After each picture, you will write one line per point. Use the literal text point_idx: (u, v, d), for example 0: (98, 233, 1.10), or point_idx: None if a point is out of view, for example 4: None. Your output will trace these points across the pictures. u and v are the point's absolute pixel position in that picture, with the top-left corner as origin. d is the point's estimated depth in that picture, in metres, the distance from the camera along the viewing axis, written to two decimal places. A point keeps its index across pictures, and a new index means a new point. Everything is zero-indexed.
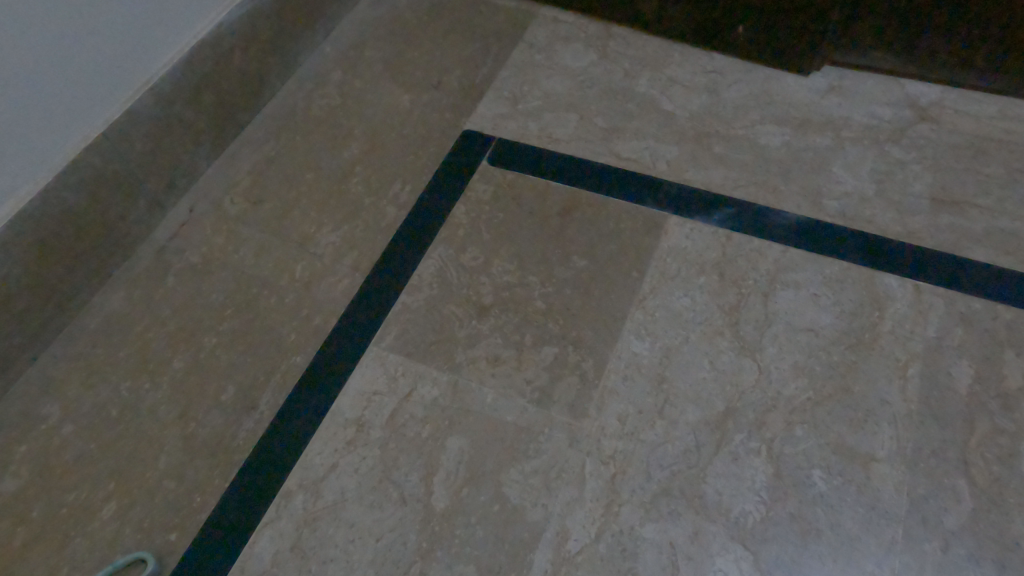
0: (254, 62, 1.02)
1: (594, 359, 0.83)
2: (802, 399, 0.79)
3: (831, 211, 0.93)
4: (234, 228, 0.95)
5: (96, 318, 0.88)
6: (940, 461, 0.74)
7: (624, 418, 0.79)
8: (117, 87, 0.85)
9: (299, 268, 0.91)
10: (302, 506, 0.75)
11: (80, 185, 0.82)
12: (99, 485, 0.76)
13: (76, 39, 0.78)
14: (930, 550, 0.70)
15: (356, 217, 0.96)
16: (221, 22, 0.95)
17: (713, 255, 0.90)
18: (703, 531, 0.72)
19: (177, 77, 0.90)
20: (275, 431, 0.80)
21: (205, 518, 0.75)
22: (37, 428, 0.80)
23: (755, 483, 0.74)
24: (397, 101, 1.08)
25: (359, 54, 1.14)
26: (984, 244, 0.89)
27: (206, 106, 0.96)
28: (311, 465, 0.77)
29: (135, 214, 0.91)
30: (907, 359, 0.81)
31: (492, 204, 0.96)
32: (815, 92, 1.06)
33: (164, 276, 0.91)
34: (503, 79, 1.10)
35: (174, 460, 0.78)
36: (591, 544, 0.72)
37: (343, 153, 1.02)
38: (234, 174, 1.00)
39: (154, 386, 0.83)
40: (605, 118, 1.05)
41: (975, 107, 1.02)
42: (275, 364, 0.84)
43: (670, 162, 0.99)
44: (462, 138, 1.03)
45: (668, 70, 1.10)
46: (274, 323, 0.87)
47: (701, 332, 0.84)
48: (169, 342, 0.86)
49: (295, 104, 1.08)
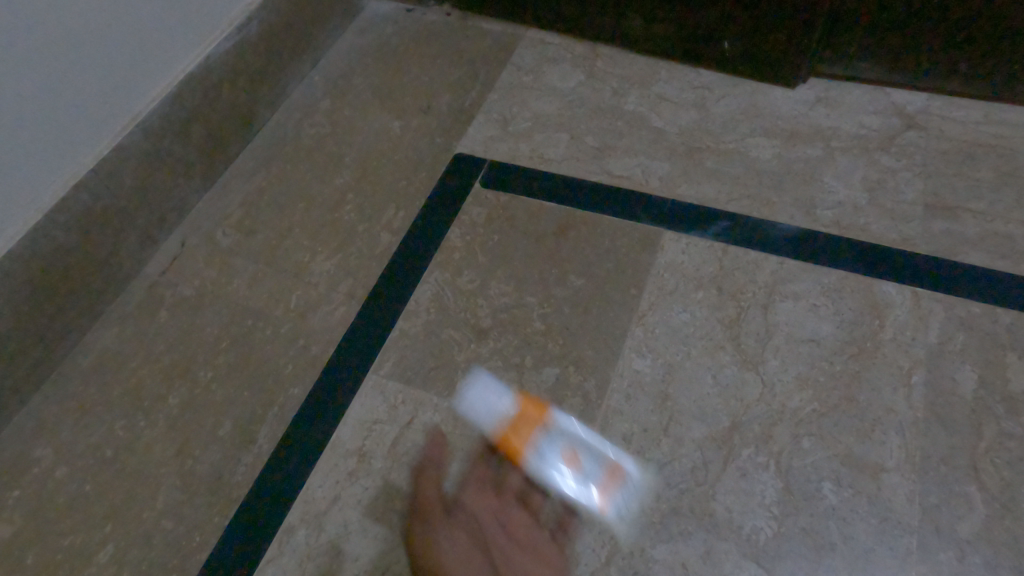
0: (242, 94, 1.02)
1: (597, 378, 0.82)
2: (808, 411, 0.78)
3: (825, 220, 0.93)
4: (227, 260, 0.94)
5: (88, 357, 0.86)
6: (950, 469, 0.74)
7: (630, 437, 0.78)
8: (105, 124, 0.84)
9: (294, 298, 0.90)
10: (305, 541, 0.73)
11: (69, 223, 0.81)
12: (95, 528, 0.74)
13: (63, 76, 0.77)
14: (946, 560, 0.69)
15: (350, 244, 0.95)
16: (208, 56, 0.95)
17: (710, 269, 0.90)
18: (715, 550, 0.71)
19: (165, 111, 0.90)
20: (275, 465, 0.78)
21: (206, 557, 0.73)
22: (30, 470, 0.78)
23: (766, 498, 0.73)
24: (387, 127, 1.08)
25: (347, 82, 1.15)
26: (979, 248, 0.89)
27: (195, 138, 0.96)
28: (312, 499, 0.76)
29: (126, 249, 0.90)
30: (910, 366, 0.80)
31: (486, 226, 0.96)
32: (802, 103, 1.06)
33: (157, 311, 0.90)
34: (492, 102, 1.11)
35: (172, 500, 0.76)
36: (602, 568, 0.71)
37: (335, 181, 1.02)
38: (226, 206, 1.00)
39: (150, 423, 0.81)
40: (596, 136, 1.05)
41: (961, 113, 1.03)
42: (273, 396, 0.83)
43: (663, 178, 0.99)
44: (454, 162, 1.03)
45: (656, 87, 1.11)
46: (270, 355, 0.86)
47: (702, 347, 0.84)
48: (164, 379, 0.84)
49: (285, 133, 1.08)
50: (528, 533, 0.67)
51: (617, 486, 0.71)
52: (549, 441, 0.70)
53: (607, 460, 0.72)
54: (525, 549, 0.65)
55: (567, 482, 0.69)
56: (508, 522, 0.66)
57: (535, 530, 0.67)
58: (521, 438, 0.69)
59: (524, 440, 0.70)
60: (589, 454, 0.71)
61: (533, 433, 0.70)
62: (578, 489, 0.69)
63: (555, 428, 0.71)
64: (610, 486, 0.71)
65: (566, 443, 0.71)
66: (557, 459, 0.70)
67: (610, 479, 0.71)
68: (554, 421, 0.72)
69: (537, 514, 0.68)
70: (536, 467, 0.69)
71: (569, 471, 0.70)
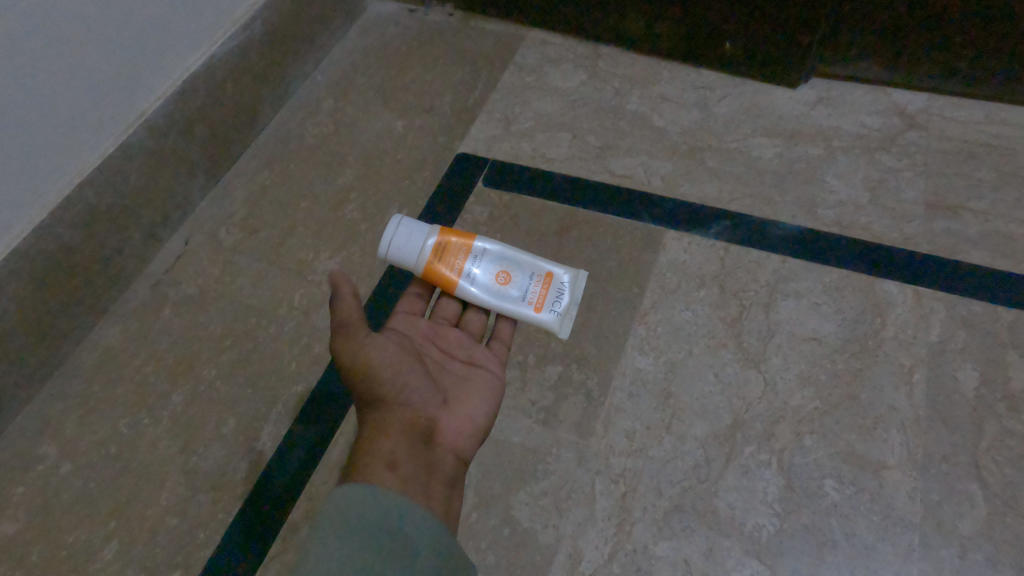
0: (245, 93, 1.03)
1: (599, 376, 0.82)
2: (810, 409, 0.78)
3: (827, 220, 0.94)
4: (231, 259, 0.95)
5: (92, 355, 0.87)
6: (951, 466, 0.74)
7: (632, 434, 0.78)
8: (110, 122, 0.85)
9: (297, 296, 0.91)
10: (309, 537, 0.74)
11: (75, 221, 0.82)
12: (99, 525, 0.75)
13: (69, 74, 0.78)
14: (948, 557, 0.69)
15: (353, 243, 0.96)
16: (213, 55, 0.95)
17: (712, 267, 0.90)
18: (718, 547, 0.71)
19: (170, 110, 0.90)
20: (278, 462, 0.78)
21: (210, 554, 0.73)
22: (35, 467, 0.78)
23: (768, 495, 0.73)
24: (390, 127, 1.09)
25: (350, 81, 1.15)
26: (980, 247, 0.90)
27: (199, 137, 0.96)
28: (316, 495, 0.76)
29: (130, 247, 0.91)
30: (912, 364, 0.81)
31: (489, 225, 0.96)
32: (804, 104, 1.07)
33: (161, 309, 0.90)
34: (494, 101, 1.11)
35: (176, 496, 0.76)
36: (606, 564, 0.71)
37: (338, 180, 1.02)
38: (229, 205, 1.00)
39: (154, 420, 0.81)
40: (598, 136, 1.05)
41: (962, 113, 1.03)
42: (277, 394, 0.83)
43: (665, 178, 1.00)
44: (457, 161, 1.04)
45: (658, 87, 1.11)
46: (274, 353, 0.86)
47: (704, 345, 0.84)
48: (168, 376, 0.85)
49: (288, 133, 1.08)
50: (456, 358, 0.77)
51: (548, 292, 0.73)
52: (475, 266, 0.73)
53: (537, 272, 0.74)
54: (454, 367, 0.76)
55: (497, 297, 0.73)
56: (444, 348, 0.77)
57: (465, 356, 0.77)
58: (448, 270, 0.72)
59: (453, 268, 0.72)
60: (516, 265, 0.74)
61: (460, 257, 0.73)
62: (510, 302, 0.73)
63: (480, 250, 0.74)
64: (540, 282, 0.74)
65: (493, 266, 0.73)
66: (487, 280, 0.73)
67: (539, 281, 0.74)
68: (478, 247, 0.73)
69: (472, 343, 0.79)
70: (464, 285, 0.73)
71: (499, 287, 0.73)
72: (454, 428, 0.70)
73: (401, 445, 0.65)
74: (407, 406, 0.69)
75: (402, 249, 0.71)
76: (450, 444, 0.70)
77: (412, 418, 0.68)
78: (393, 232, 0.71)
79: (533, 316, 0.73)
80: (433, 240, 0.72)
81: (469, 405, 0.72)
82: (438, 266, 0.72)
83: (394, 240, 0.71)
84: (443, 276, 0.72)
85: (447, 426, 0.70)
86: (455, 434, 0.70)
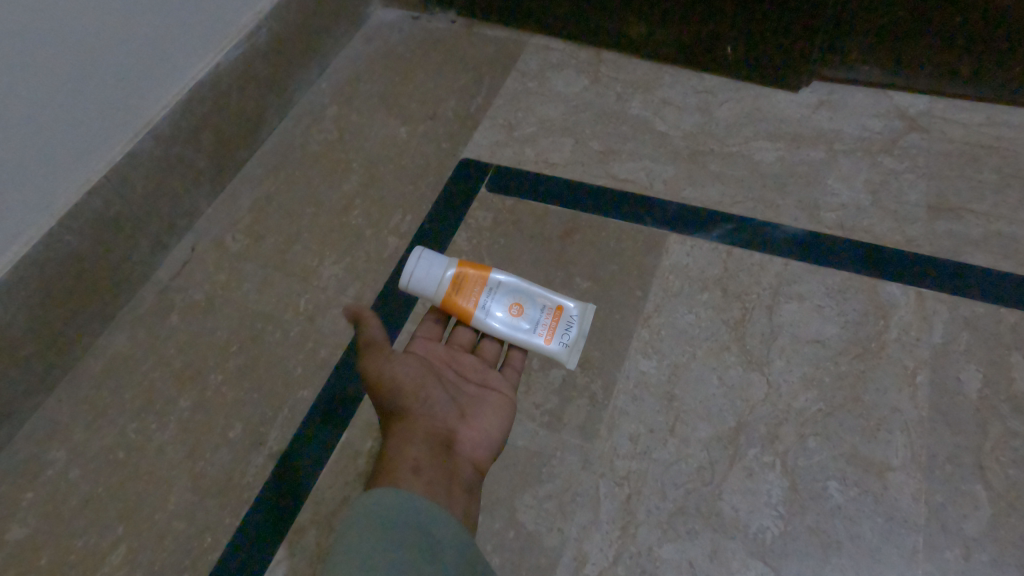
0: (250, 101, 1.04)
1: (603, 380, 0.82)
2: (813, 411, 0.79)
3: (829, 223, 0.94)
4: (237, 265, 0.95)
5: (100, 360, 0.88)
6: (955, 467, 0.74)
7: (636, 437, 0.78)
8: (117, 131, 0.86)
9: (302, 302, 0.91)
10: (315, 541, 0.74)
11: (83, 228, 0.83)
12: (108, 529, 0.75)
13: (77, 84, 0.79)
14: (953, 558, 0.69)
15: (358, 249, 0.96)
16: (218, 64, 0.96)
17: (714, 271, 0.91)
18: (722, 549, 0.71)
19: (176, 118, 0.91)
20: (285, 467, 0.79)
21: (217, 558, 0.74)
22: (44, 472, 0.79)
23: (772, 498, 0.74)
24: (394, 133, 1.09)
25: (354, 88, 1.16)
26: (982, 249, 0.90)
27: (205, 144, 0.97)
28: (323, 499, 0.77)
29: (138, 254, 0.91)
30: (915, 366, 0.81)
31: (492, 230, 0.97)
32: (805, 107, 1.07)
33: (168, 315, 0.91)
34: (497, 107, 1.12)
35: (183, 501, 0.77)
36: (611, 567, 0.71)
37: (343, 186, 1.03)
38: (235, 211, 1.01)
39: (161, 425, 0.82)
40: (600, 141, 1.06)
41: (963, 116, 1.04)
42: (282, 399, 0.84)
43: (667, 182, 1.00)
44: (460, 167, 1.04)
45: (660, 91, 1.12)
46: (280, 358, 0.87)
47: (707, 348, 0.84)
48: (175, 381, 0.85)
49: (293, 140, 1.09)
50: (472, 377, 0.75)
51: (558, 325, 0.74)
52: (490, 297, 0.74)
53: (549, 306, 0.74)
54: (471, 386, 0.74)
55: (510, 328, 0.74)
56: (461, 368, 0.76)
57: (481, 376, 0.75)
58: (464, 301, 0.73)
59: (469, 300, 0.73)
60: (529, 299, 0.74)
61: (477, 290, 0.73)
62: (521, 334, 0.74)
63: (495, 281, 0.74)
64: (551, 316, 0.74)
65: (508, 299, 0.74)
66: (501, 310, 0.74)
67: (550, 315, 0.74)
68: (493, 280, 0.74)
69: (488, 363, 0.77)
70: (480, 316, 0.74)
71: (511, 318, 0.74)
72: (473, 440, 0.69)
73: (423, 452, 0.64)
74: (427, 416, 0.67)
75: (422, 281, 0.72)
76: (470, 456, 0.68)
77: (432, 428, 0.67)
78: (413, 263, 0.72)
79: (543, 348, 0.74)
80: (451, 273, 0.73)
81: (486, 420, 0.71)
82: (456, 298, 0.73)
83: (415, 273, 0.72)
84: (459, 307, 0.73)
85: (466, 439, 0.69)
86: (475, 446, 0.69)
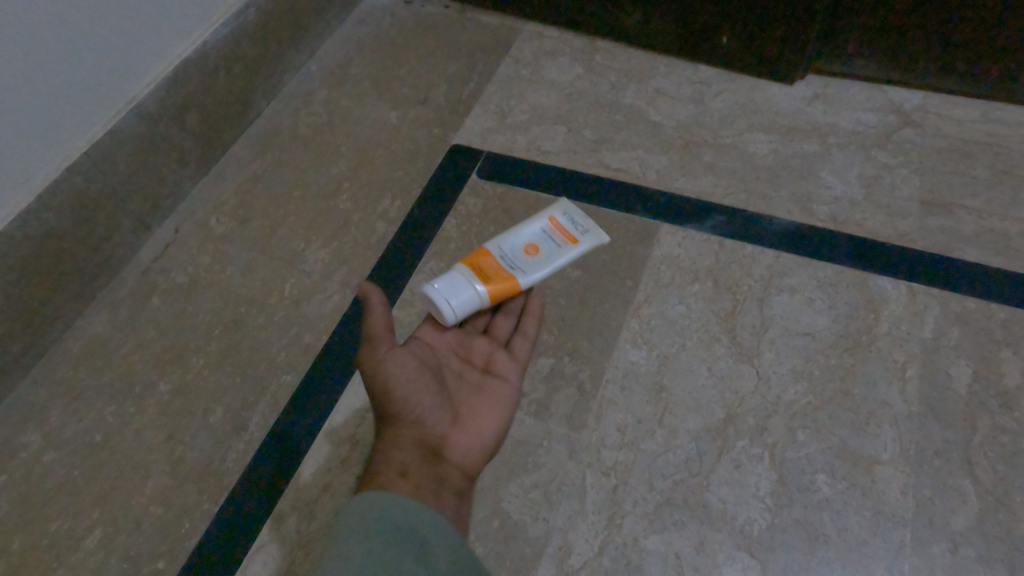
0: (237, 82, 1.02)
1: (591, 369, 0.81)
2: (802, 404, 0.78)
3: (821, 216, 0.93)
4: (220, 247, 0.94)
5: (78, 342, 0.86)
6: (943, 462, 0.74)
7: (624, 428, 0.77)
8: (100, 108, 0.83)
9: (287, 286, 0.90)
10: (295, 528, 0.73)
11: (62, 205, 0.80)
12: (82, 514, 0.73)
13: (59, 58, 0.76)
14: (939, 553, 0.69)
15: (345, 233, 0.95)
16: (206, 41, 0.94)
17: (706, 261, 0.90)
18: (709, 540, 0.70)
19: (161, 96, 0.89)
20: (266, 451, 0.77)
21: (195, 543, 0.72)
22: (17, 455, 0.77)
23: (760, 490, 0.73)
24: (384, 117, 1.08)
25: (344, 71, 1.14)
26: (974, 245, 0.89)
27: (190, 124, 0.95)
28: (304, 486, 0.75)
29: (119, 234, 0.89)
30: (905, 360, 0.80)
31: (482, 217, 0.96)
32: (800, 100, 1.07)
33: (149, 297, 0.89)
34: (489, 94, 1.10)
35: (161, 485, 0.75)
36: (595, 558, 0.70)
37: (330, 170, 1.01)
38: (220, 193, 0.99)
39: (140, 409, 0.80)
40: (593, 130, 1.05)
41: (957, 111, 1.03)
42: (265, 384, 0.82)
43: (660, 172, 0.99)
44: (452, 152, 1.03)
45: (654, 81, 1.11)
46: (262, 342, 0.85)
47: (697, 339, 0.83)
48: (155, 364, 0.84)
49: (281, 123, 1.07)
50: (477, 362, 0.70)
51: (565, 227, 0.76)
52: (510, 262, 0.73)
53: (543, 224, 0.76)
54: (473, 375, 0.69)
55: (546, 263, 0.74)
56: (466, 354, 0.71)
57: (485, 363, 0.70)
58: (501, 280, 0.70)
59: (502, 276, 0.71)
60: (530, 235, 0.75)
61: (497, 269, 0.72)
62: (555, 257, 0.74)
63: (499, 252, 0.74)
64: (552, 228, 0.76)
65: (517, 250, 0.74)
66: (526, 262, 0.73)
67: (551, 227, 0.76)
68: (496, 254, 0.73)
69: (496, 346, 0.72)
70: (522, 274, 0.72)
71: (539, 258, 0.74)
72: (468, 441, 0.64)
73: (412, 457, 0.60)
74: (419, 420, 0.63)
75: (462, 300, 0.68)
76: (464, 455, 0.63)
77: (423, 430, 0.62)
78: (438, 295, 0.68)
79: (577, 249, 0.75)
80: (470, 274, 0.70)
81: (484, 417, 0.65)
82: (495, 282, 0.70)
83: (446, 298, 0.67)
84: (504, 285, 0.70)
85: (461, 438, 0.64)
86: (470, 444, 0.64)
